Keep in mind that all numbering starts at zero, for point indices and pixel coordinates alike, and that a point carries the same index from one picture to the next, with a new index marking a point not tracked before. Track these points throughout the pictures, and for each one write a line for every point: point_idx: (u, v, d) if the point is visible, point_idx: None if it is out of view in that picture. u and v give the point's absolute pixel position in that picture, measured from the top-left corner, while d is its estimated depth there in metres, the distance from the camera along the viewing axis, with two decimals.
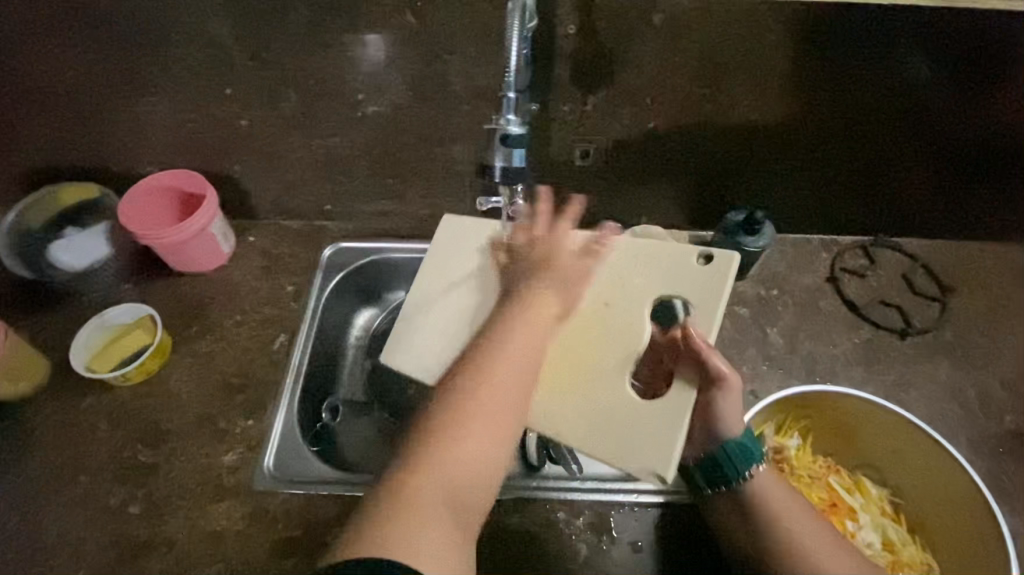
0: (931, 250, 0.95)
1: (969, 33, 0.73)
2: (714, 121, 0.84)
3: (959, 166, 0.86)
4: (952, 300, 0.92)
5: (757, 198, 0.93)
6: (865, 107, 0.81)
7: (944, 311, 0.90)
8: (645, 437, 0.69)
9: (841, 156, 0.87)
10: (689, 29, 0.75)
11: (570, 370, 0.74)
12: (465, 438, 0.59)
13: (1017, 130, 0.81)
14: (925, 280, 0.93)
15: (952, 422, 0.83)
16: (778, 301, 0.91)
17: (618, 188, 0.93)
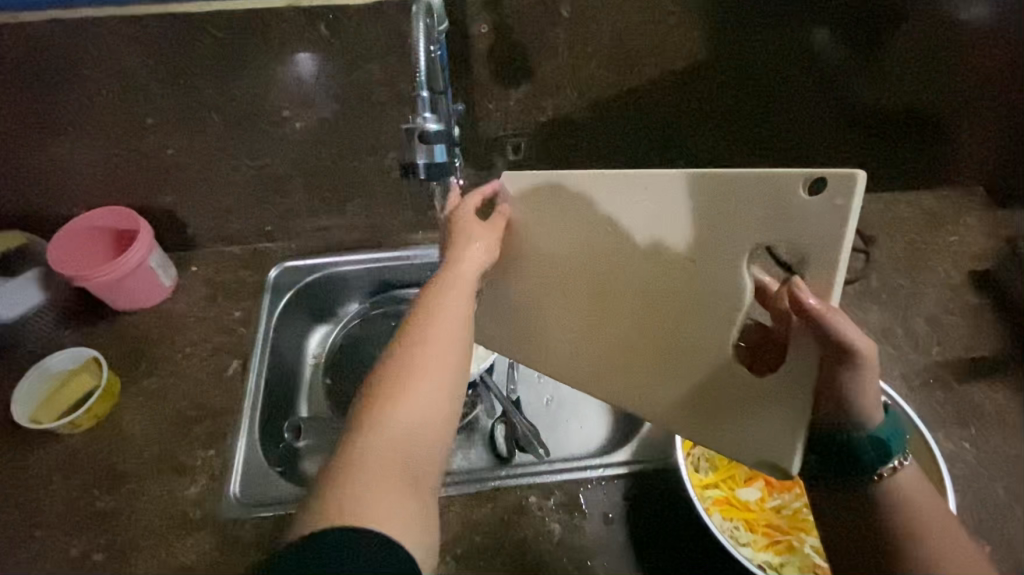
0: None
1: (863, 12, 0.79)
2: (636, 94, 0.83)
3: (878, 121, 0.91)
4: (875, 249, 0.97)
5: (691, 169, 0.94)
6: (777, 84, 0.85)
7: (868, 260, 0.96)
8: (753, 428, 0.56)
9: (759, 127, 0.90)
10: (595, 18, 0.75)
11: (634, 345, 0.62)
12: (401, 408, 0.51)
13: (917, 83, 0.87)
14: None
15: (885, 361, 0.87)
16: None
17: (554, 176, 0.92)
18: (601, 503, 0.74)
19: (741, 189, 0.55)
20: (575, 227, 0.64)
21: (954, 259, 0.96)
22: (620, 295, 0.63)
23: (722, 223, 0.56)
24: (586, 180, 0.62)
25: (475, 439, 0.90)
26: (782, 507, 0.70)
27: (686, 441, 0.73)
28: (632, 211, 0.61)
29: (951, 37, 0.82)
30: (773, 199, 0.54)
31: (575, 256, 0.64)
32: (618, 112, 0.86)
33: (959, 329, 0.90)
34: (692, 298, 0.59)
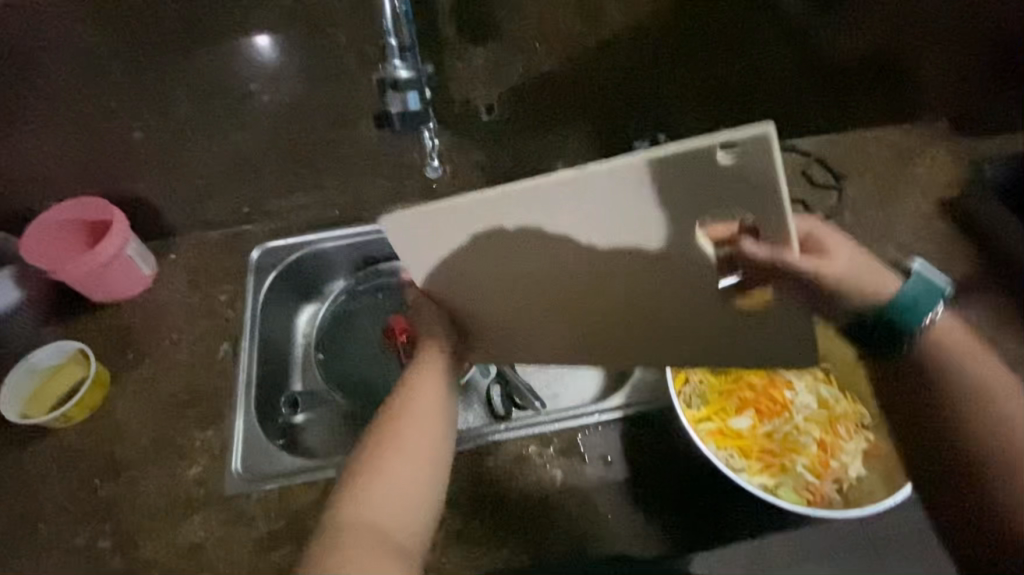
0: (824, 146, 1.03)
1: None
2: (604, 45, 0.84)
3: (844, 58, 0.92)
4: (847, 186, 1.00)
5: (664, 119, 0.95)
6: (747, 24, 0.85)
7: (841, 197, 0.98)
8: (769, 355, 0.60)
9: (728, 71, 0.91)
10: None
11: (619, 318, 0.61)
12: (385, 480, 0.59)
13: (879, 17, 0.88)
14: (820, 173, 1.01)
15: None
16: None
17: (529, 134, 0.92)
18: (599, 448, 0.76)
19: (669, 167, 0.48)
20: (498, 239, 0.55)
21: (922, 189, 0.99)
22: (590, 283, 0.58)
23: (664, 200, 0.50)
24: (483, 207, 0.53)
25: (472, 400, 0.91)
26: (774, 432, 0.72)
27: (676, 379, 0.74)
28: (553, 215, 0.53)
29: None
30: (699, 176, 0.47)
31: (512, 267, 0.57)
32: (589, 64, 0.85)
33: (931, 255, 0.92)
34: (670, 280, 0.56)
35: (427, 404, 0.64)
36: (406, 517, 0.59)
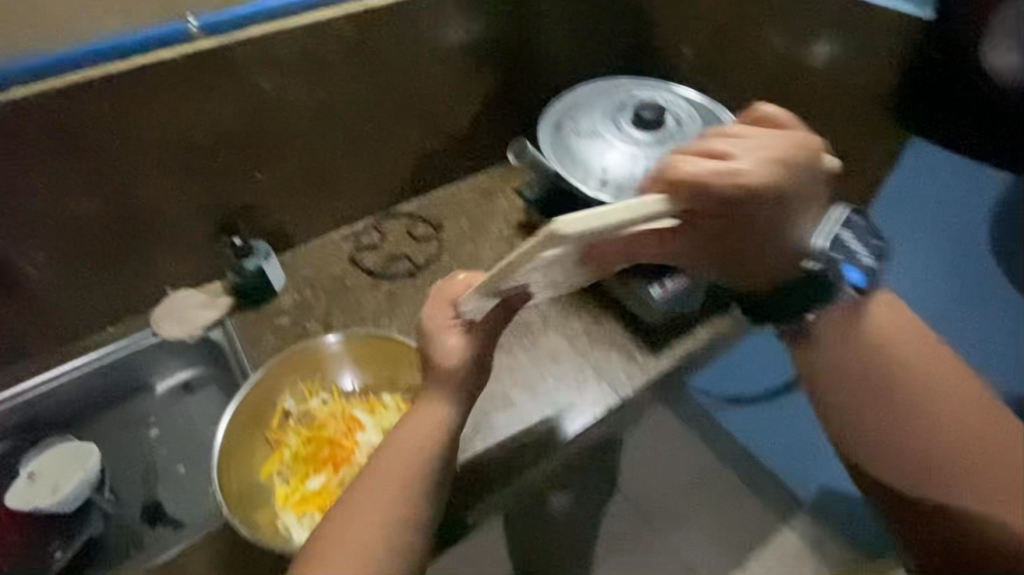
0: (422, 205, 1.23)
1: (305, 64, 0.95)
2: (156, 162, 0.91)
3: (379, 151, 1.12)
4: (444, 232, 1.18)
5: (260, 217, 1.07)
6: (282, 127, 1.00)
7: (439, 244, 1.16)
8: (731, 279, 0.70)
9: (272, 183, 1.05)
10: (21, 117, 0.79)
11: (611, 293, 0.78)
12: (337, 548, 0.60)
13: (387, 116, 1.09)
14: (422, 227, 1.19)
15: None
16: (311, 298, 1.07)
17: (119, 264, 0.97)
18: (203, 560, 0.74)
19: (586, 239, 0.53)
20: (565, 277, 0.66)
21: (504, 217, 1.20)
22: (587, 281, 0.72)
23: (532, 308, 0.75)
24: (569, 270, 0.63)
25: (110, 556, 0.91)
26: (346, 480, 0.78)
27: (265, 468, 0.80)
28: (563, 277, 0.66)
29: (371, 37, 0.99)
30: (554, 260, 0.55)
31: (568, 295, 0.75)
32: (162, 196, 0.95)
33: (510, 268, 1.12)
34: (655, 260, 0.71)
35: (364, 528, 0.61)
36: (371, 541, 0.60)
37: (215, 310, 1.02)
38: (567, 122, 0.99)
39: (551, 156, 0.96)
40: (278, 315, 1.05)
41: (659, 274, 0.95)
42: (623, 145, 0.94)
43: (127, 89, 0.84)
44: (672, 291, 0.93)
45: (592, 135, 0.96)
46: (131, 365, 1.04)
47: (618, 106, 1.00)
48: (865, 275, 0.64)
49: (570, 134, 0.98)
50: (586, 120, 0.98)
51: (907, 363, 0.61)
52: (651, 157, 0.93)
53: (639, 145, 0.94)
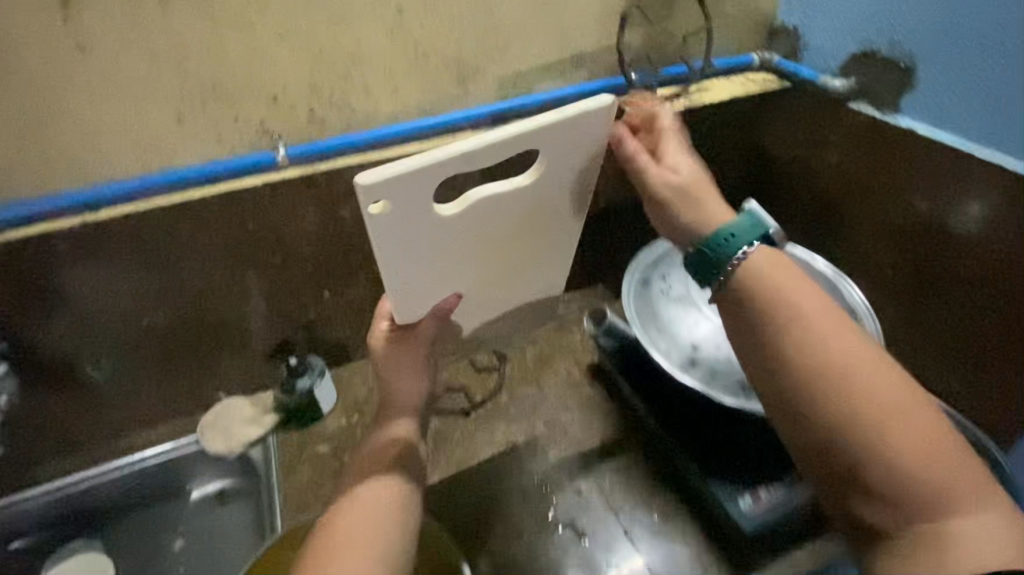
0: None
1: None
2: (229, 277, 0.90)
3: None
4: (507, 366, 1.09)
5: (322, 331, 1.03)
6: (355, 251, 0.97)
7: (500, 378, 1.06)
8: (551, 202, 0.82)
9: (340, 298, 1.02)
10: (107, 235, 0.79)
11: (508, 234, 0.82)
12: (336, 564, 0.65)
13: None
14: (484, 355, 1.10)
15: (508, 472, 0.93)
16: (357, 425, 1.01)
17: (178, 369, 0.96)
18: None
19: (404, 203, 0.68)
20: (438, 270, 0.79)
21: (574, 356, 1.09)
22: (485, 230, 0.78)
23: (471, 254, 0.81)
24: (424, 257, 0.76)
25: None
26: None
27: None
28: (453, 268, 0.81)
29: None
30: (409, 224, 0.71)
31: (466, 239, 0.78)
32: (229, 308, 0.94)
33: (574, 423, 0.99)
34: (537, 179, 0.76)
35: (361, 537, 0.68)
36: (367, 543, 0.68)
37: (257, 427, 0.98)
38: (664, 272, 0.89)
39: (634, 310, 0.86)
40: (320, 439, 0.99)
41: (746, 480, 0.80)
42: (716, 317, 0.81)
43: (212, 211, 0.83)
44: (765, 505, 0.78)
45: (684, 301, 0.84)
46: (169, 468, 1.01)
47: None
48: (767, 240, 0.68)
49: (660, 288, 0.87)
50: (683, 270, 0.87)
51: (842, 393, 0.59)
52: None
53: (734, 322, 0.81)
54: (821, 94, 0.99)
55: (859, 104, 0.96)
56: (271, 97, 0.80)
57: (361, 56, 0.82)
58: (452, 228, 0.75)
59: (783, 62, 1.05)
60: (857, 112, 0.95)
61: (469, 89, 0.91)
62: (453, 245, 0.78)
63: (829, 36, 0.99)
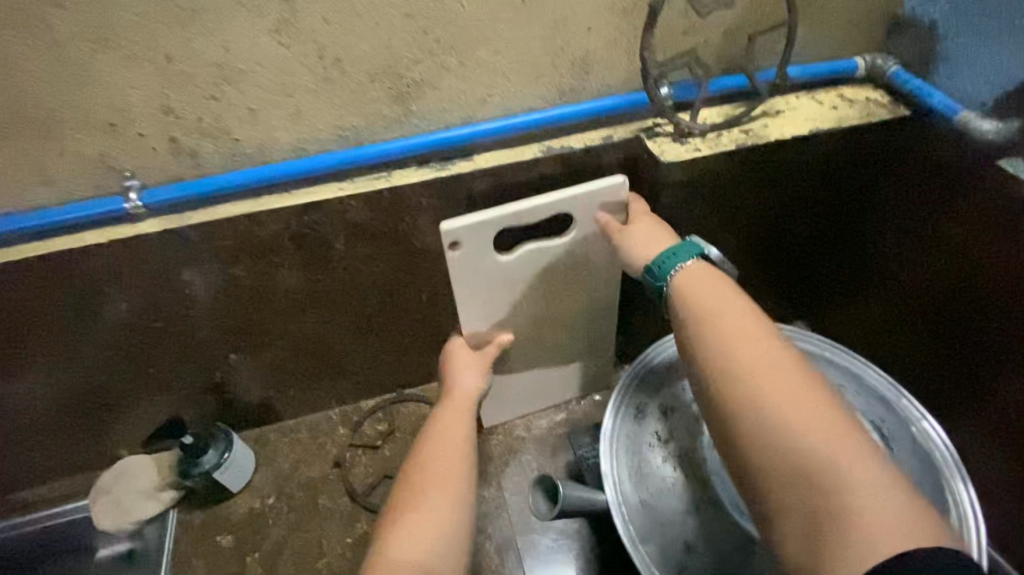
0: None
1: (296, 249, 0.68)
2: (99, 339, 0.71)
3: (403, 335, 0.84)
4: None
5: (238, 393, 0.84)
6: (265, 311, 0.74)
7: None
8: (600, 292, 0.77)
9: (255, 362, 0.81)
10: None
11: (565, 310, 0.78)
12: (435, 450, 0.60)
13: (415, 303, 0.78)
14: None
15: None
16: (269, 512, 0.82)
17: (61, 431, 0.80)
18: None
19: (480, 246, 0.66)
20: (505, 316, 0.74)
21: (553, 452, 0.85)
22: (536, 301, 0.75)
23: (524, 329, 0.77)
24: (506, 297, 0.72)
25: None
26: None
27: None
28: (531, 308, 0.75)
29: (396, 219, 0.68)
30: (469, 266, 0.67)
31: (523, 303, 0.74)
32: (109, 372, 0.75)
33: (534, 551, 0.77)
34: (574, 257, 0.72)
35: (449, 455, 0.60)
36: (456, 461, 0.59)
37: (154, 503, 0.82)
38: (677, 393, 0.63)
39: (618, 421, 0.61)
40: (223, 527, 0.82)
41: None
42: (721, 495, 0.56)
43: (51, 270, 0.62)
44: None
45: (683, 457, 0.59)
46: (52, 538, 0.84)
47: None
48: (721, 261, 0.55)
49: (661, 413, 0.62)
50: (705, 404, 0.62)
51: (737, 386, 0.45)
52: (754, 548, 0.54)
53: (742, 512, 0.55)
54: (954, 136, 0.64)
55: (1018, 163, 0.59)
56: (109, 125, 0.57)
57: (234, 67, 0.55)
58: (513, 279, 0.71)
59: (900, 76, 0.69)
60: (1010, 177, 0.59)
61: (412, 108, 0.63)
62: (506, 305, 0.73)
63: (988, 46, 0.62)
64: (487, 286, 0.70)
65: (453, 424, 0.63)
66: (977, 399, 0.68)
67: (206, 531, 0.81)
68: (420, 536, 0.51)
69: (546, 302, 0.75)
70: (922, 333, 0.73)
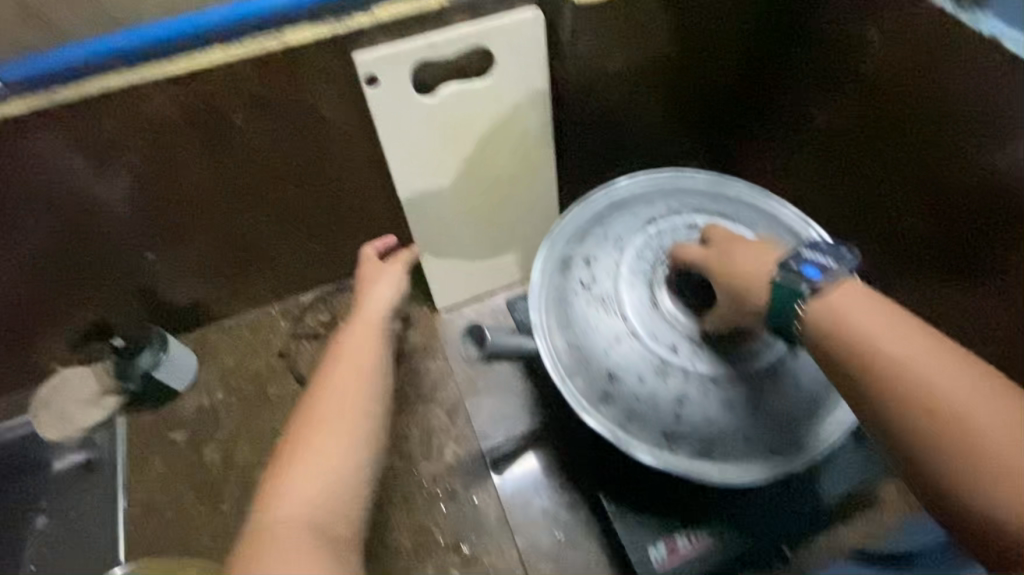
0: None
1: (190, 121, 0.63)
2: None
3: (330, 222, 0.81)
4: (411, 333, 0.87)
5: (165, 296, 0.81)
6: (174, 203, 0.71)
7: (400, 351, 0.85)
8: (533, 153, 0.77)
9: (176, 259, 0.78)
10: None
11: (498, 173, 0.77)
12: (331, 395, 0.55)
13: (336, 182, 0.75)
14: None
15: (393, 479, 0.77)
16: (220, 407, 0.83)
17: None
18: None
19: (396, 80, 0.66)
20: (430, 172, 0.74)
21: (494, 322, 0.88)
22: (465, 157, 0.74)
23: (456, 192, 0.76)
24: (430, 150, 0.72)
25: None
26: None
27: None
28: (462, 173, 0.75)
29: (296, 85, 0.63)
30: (387, 104, 0.67)
31: (449, 158, 0.74)
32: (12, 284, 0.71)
33: (481, 413, 0.81)
34: (498, 108, 0.72)
35: (343, 403, 0.54)
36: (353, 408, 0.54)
37: (99, 411, 0.82)
38: (599, 239, 0.65)
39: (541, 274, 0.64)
40: (175, 425, 0.83)
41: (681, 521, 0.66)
42: (635, 324, 0.59)
43: None
44: (682, 557, 0.64)
45: (605, 299, 0.61)
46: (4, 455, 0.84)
47: (700, 227, 0.64)
48: (826, 273, 0.48)
49: (583, 260, 0.64)
50: (623, 245, 0.63)
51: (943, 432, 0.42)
52: (667, 370, 0.58)
53: (654, 337, 0.59)
54: None
55: None
56: None
57: None
58: (433, 126, 0.71)
59: None
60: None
61: None
62: (431, 157, 0.73)
63: None
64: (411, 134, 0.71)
65: (351, 359, 0.57)
66: (894, 222, 0.71)
67: (158, 431, 0.82)
68: (311, 496, 0.49)
69: (475, 161, 0.75)
70: (836, 171, 0.76)
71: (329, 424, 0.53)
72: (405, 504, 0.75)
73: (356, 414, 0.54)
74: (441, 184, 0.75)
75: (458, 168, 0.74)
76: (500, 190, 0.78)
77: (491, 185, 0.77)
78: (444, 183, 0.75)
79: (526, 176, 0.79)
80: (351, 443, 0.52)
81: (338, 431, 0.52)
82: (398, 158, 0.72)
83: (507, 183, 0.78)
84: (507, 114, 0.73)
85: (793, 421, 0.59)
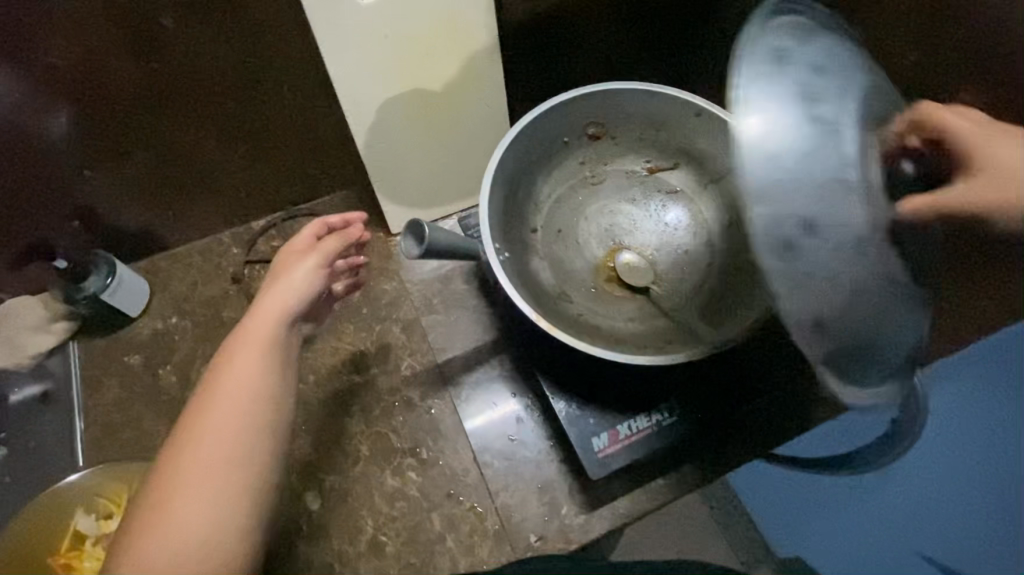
0: (344, 203, 0.92)
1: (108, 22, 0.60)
2: None
3: (273, 139, 0.79)
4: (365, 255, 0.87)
5: (104, 218, 0.79)
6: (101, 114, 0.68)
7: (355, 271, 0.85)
8: (474, 62, 0.77)
9: (111, 177, 0.75)
10: None
11: (437, 81, 0.77)
12: (213, 421, 0.55)
13: (274, 93, 0.74)
14: None
15: (351, 391, 0.79)
16: (174, 331, 0.83)
17: None
18: None
19: None
20: (366, 77, 0.74)
21: None
22: (402, 63, 0.74)
23: (395, 101, 0.77)
24: (366, 54, 0.73)
25: None
26: None
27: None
28: (399, 80, 0.75)
29: None
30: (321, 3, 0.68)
31: (387, 63, 0.74)
32: None
33: (437, 328, 0.82)
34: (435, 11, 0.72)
35: (223, 429, 0.55)
36: (234, 437, 0.55)
37: (50, 338, 0.81)
38: (817, 52, 0.49)
39: (777, 36, 0.48)
40: (129, 349, 0.83)
41: (624, 411, 0.69)
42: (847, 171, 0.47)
43: None
44: (623, 445, 0.68)
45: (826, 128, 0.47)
46: None
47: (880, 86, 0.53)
48: None
49: (804, 70, 0.47)
50: (837, 76, 0.49)
51: None
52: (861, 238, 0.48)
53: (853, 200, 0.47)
54: None
55: None
56: None
57: None
58: (369, 27, 0.71)
59: None
60: None
61: None
62: (368, 62, 0.73)
63: None
64: (347, 39, 0.71)
65: (239, 379, 0.57)
66: None
67: (112, 356, 0.82)
68: (186, 525, 0.51)
69: (414, 69, 0.75)
70: None
71: (207, 452, 0.54)
72: (363, 414, 0.77)
73: (234, 443, 0.55)
74: (379, 92, 0.76)
75: (395, 75, 0.75)
76: (441, 100, 0.79)
77: (431, 95, 0.78)
78: (383, 90, 0.76)
79: (468, 86, 0.79)
80: (228, 473, 0.54)
81: (216, 473, 0.53)
82: (336, 63, 0.72)
83: (448, 93, 0.79)
84: (444, 19, 0.73)
85: (911, 305, 0.53)
